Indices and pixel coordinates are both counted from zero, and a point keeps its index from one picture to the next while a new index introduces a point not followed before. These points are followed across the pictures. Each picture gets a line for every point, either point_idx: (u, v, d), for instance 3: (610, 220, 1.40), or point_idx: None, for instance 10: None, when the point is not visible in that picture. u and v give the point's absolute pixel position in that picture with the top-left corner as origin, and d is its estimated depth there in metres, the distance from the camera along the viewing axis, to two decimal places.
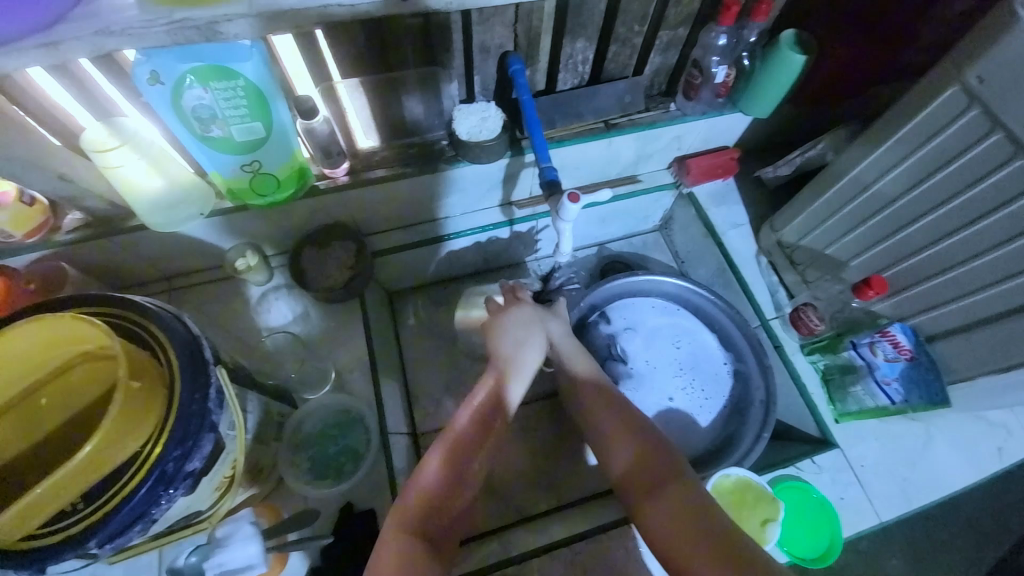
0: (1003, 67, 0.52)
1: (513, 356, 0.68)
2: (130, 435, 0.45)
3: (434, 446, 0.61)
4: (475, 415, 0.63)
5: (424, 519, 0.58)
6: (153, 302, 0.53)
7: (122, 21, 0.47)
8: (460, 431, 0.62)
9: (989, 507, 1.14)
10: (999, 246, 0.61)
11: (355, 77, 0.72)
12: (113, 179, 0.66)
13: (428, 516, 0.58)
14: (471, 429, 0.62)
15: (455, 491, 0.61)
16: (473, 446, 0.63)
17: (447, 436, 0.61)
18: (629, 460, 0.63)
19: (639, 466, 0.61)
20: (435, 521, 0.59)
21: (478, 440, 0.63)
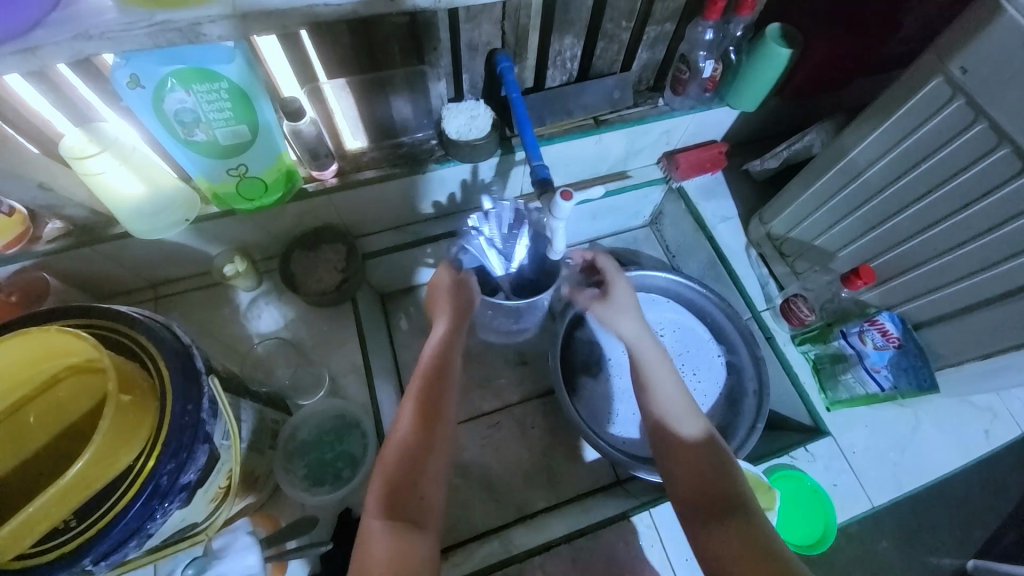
0: (987, 57, 0.54)
1: (466, 302, 0.74)
2: (122, 450, 0.44)
3: (402, 407, 0.63)
4: (429, 366, 0.66)
5: (396, 493, 0.57)
6: (141, 313, 0.52)
7: (100, 24, 0.46)
8: (419, 389, 0.65)
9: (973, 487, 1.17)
10: (982, 236, 0.63)
11: (342, 77, 0.71)
12: (94, 186, 0.65)
13: (401, 496, 0.57)
14: (427, 387, 0.65)
15: (428, 462, 0.60)
16: (437, 396, 0.65)
17: (409, 394, 0.65)
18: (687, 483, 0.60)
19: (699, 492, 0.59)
20: (412, 498, 0.58)
21: (439, 402, 0.65)
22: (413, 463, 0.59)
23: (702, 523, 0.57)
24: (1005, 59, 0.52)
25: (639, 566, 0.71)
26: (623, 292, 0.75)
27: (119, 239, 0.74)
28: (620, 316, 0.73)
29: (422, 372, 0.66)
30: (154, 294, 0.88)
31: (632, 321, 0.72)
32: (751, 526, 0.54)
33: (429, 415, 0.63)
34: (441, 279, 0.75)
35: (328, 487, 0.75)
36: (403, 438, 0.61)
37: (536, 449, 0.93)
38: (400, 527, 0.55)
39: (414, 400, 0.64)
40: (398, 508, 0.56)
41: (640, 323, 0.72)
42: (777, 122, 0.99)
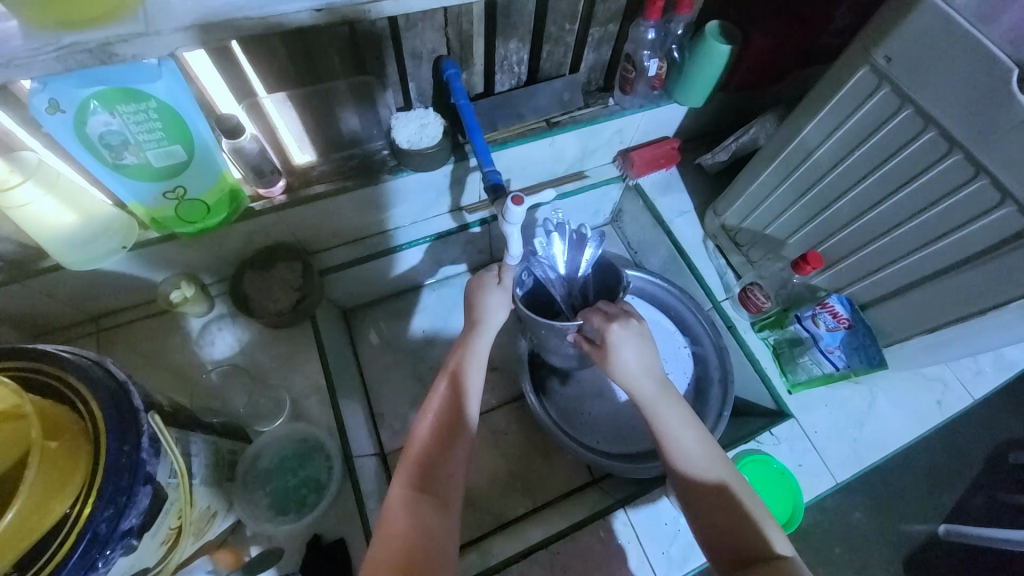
0: (907, 47, 0.57)
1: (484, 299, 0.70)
2: (55, 499, 0.41)
3: (396, 473, 0.58)
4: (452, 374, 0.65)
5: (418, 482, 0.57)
6: (70, 351, 0.49)
7: (7, 51, 0.43)
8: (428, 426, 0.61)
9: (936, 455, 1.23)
10: (915, 216, 0.65)
11: (282, 91, 0.69)
12: (17, 219, 0.61)
13: (427, 479, 0.58)
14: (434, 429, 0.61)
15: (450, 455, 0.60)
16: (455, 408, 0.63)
17: (407, 451, 0.60)
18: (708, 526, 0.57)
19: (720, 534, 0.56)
20: (441, 477, 0.59)
21: (455, 420, 0.62)
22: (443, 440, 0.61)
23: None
24: (924, 47, 0.55)
25: (617, 565, 0.71)
26: (621, 343, 0.62)
27: (50, 273, 0.70)
28: (618, 374, 0.63)
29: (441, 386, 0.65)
30: (96, 328, 0.83)
31: (629, 381, 0.62)
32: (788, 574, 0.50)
33: (455, 405, 0.63)
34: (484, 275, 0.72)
35: (294, 515, 0.72)
36: (421, 448, 0.60)
37: (511, 455, 0.92)
38: (427, 501, 0.56)
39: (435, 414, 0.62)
40: (428, 484, 0.57)
41: (638, 385, 0.62)
42: (725, 116, 1.02)
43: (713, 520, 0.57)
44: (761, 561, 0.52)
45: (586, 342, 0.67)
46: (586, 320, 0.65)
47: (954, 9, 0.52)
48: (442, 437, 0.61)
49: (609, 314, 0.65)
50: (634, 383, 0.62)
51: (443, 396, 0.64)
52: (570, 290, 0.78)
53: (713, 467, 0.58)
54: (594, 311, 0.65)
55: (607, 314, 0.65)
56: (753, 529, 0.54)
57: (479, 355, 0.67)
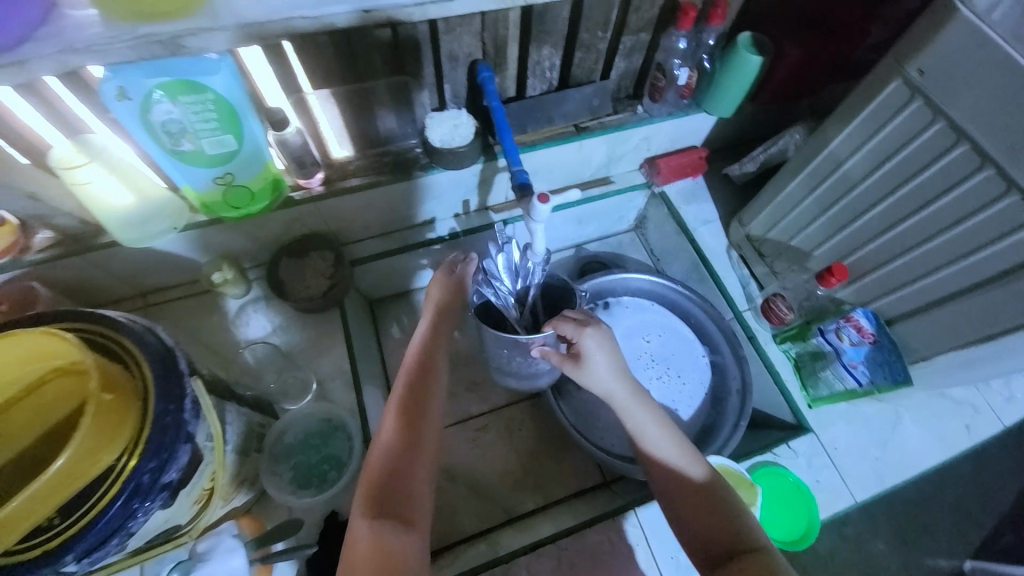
0: (940, 60, 0.56)
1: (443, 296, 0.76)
2: (103, 450, 0.44)
3: (373, 450, 0.60)
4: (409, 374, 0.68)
5: (380, 494, 0.56)
6: (126, 317, 0.54)
7: (85, 38, 0.47)
8: (393, 428, 0.62)
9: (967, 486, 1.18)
10: (945, 231, 0.65)
11: (326, 88, 0.74)
12: (83, 196, 0.66)
13: (382, 491, 0.56)
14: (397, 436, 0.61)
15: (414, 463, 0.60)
16: (414, 409, 0.64)
17: (391, 398, 0.66)
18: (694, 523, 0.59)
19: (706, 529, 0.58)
20: (401, 496, 0.56)
21: (413, 432, 0.62)
22: (405, 446, 0.61)
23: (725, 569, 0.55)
24: (958, 60, 0.55)
25: (625, 563, 0.72)
26: (592, 350, 0.62)
27: (106, 248, 0.76)
28: (592, 381, 0.64)
29: (400, 384, 0.67)
30: (143, 303, 0.88)
31: (603, 387, 0.63)
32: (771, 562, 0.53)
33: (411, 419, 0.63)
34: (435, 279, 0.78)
35: (313, 490, 0.75)
36: (390, 438, 0.61)
37: (524, 451, 0.93)
38: (391, 525, 0.53)
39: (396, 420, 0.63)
40: (388, 505, 0.55)
41: (612, 390, 0.63)
42: (754, 127, 1.02)
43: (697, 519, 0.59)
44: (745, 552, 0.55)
45: (554, 353, 0.66)
46: (556, 328, 0.64)
47: (989, 23, 0.52)
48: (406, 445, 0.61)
49: (580, 324, 0.63)
50: (610, 389, 0.63)
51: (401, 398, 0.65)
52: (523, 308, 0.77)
53: (695, 466, 0.62)
54: (565, 320, 0.63)
55: (578, 320, 0.64)
56: (732, 525, 0.57)
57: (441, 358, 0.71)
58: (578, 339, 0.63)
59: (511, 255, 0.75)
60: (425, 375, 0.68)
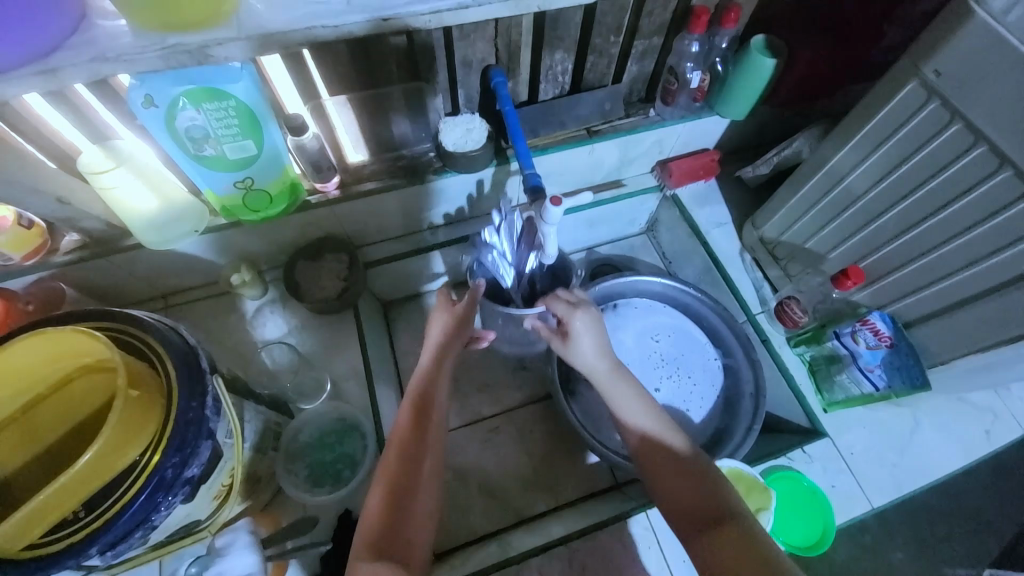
0: (958, 61, 0.56)
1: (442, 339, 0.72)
2: (129, 444, 0.46)
3: (391, 443, 0.63)
4: (408, 416, 0.65)
5: (379, 534, 0.56)
6: (152, 317, 0.55)
7: (116, 47, 0.48)
8: (393, 466, 0.62)
9: (989, 494, 1.15)
10: (964, 233, 0.64)
11: (343, 94, 0.75)
12: (109, 199, 0.69)
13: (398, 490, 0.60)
14: (406, 439, 0.63)
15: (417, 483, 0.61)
16: (411, 451, 0.63)
17: (410, 389, 0.68)
18: (671, 488, 0.59)
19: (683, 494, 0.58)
20: (396, 543, 0.56)
21: (409, 475, 0.61)
22: (409, 472, 0.61)
23: (700, 533, 0.54)
24: (976, 61, 0.54)
25: (636, 566, 0.71)
26: (581, 331, 0.68)
27: (131, 251, 0.78)
28: (576, 359, 0.69)
29: (403, 416, 0.66)
30: (164, 304, 0.91)
31: (587, 365, 0.68)
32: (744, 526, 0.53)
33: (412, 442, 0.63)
34: (433, 319, 0.74)
35: (328, 488, 0.76)
36: (403, 433, 0.64)
37: (535, 452, 0.93)
38: (388, 568, 0.53)
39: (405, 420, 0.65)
40: (386, 549, 0.55)
41: (595, 367, 0.67)
42: (767, 129, 1.02)
43: (673, 485, 0.59)
44: (720, 516, 0.54)
45: (545, 329, 0.73)
46: (549, 306, 0.71)
47: (1007, 24, 0.52)
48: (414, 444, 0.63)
49: (571, 303, 0.70)
50: (591, 367, 0.67)
51: (400, 438, 0.63)
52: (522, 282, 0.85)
53: (674, 436, 0.63)
54: (557, 298, 0.70)
55: (570, 301, 0.70)
56: (707, 491, 0.57)
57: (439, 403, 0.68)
58: (568, 317, 0.69)
59: (512, 225, 0.80)
60: (424, 419, 0.65)
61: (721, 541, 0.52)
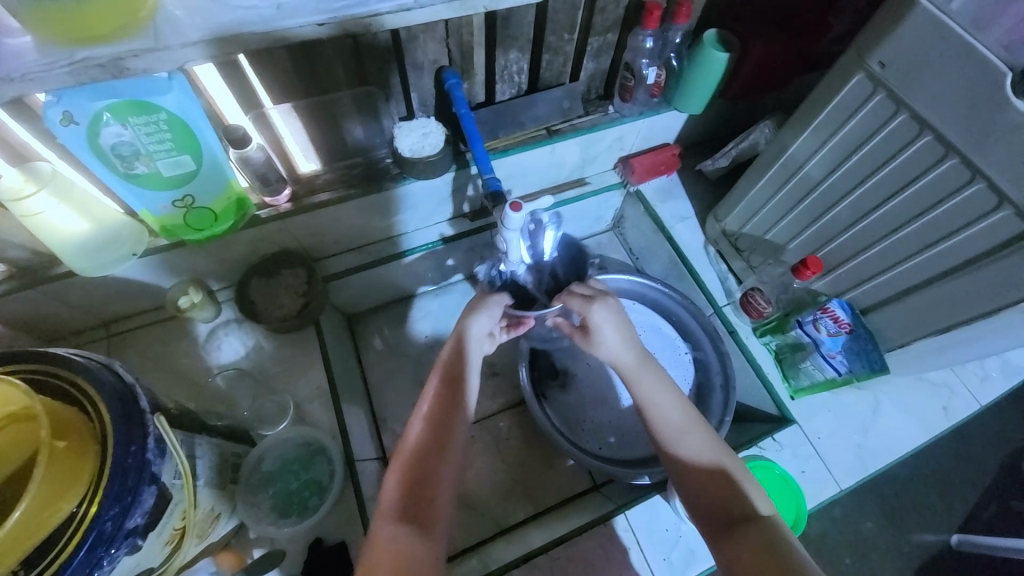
0: (901, 53, 0.57)
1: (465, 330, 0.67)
2: (63, 496, 0.42)
3: (390, 464, 0.60)
4: (438, 386, 0.65)
5: (404, 503, 0.56)
6: (81, 354, 0.51)
7: (21, 66, 0.44)
8: (393, 487, 0.57)
9: (947, 463, 1.21)
10: (913, 220, 0.66)
11: (288, 102, 0.71)
12: (33, 226, 0.63)
13: (409, 496, 0.57)
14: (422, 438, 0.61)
15: (432, 476, 0.59)
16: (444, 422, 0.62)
17: (401, 447, 0.61)
18: (700, 485, 0.59)
19: (711, 492, 0.58)
20: (423, 497, 0.57)
21: (440, 441, 0.61)
22: (422, 473, 0.59)
23: (729, 534, 0.55)
24: (917, 53, 0.56)
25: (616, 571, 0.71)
26: (599, 325, 0.65)
27: (64, 279, 0.72)
28: (602, 350, 0.67)
29: (394, 471, 0.59)
30: (107, 333, 0.85)
31: (613, 354, 0.66)
32: (774, 532, 0.53)
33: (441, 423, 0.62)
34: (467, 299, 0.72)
35: (296, 518, 0.73)
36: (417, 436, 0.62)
37: (512, 460, 0.92)
38: (410, 529, 0.54)
39: (423, 422, 0.63)
40: (410, 509, 0.56)
41: (621, 357, 0.66)
42: (725, 122, 1.03)
43: (699, 483, 0.60)
44: (748, 520, 0.54)
45: (566, 323, 0.70)
46: (565, 304, 0.67)
47: (948, 15, 0.53)
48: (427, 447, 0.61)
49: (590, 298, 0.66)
50: (618, 355, 0.66)
51: (430, 409, 0.64)
52: (540, 276, 0.80)
53: (699, 434, 0.62)
54: (573, 295, 0.66)
55: (585, 295, 0.66)
56: (737, 494, 0.57)
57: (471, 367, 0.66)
58: (587, 314, 0.65)
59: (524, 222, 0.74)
60: (455, 388, 0.64)
61: (747, 545, 0.52)
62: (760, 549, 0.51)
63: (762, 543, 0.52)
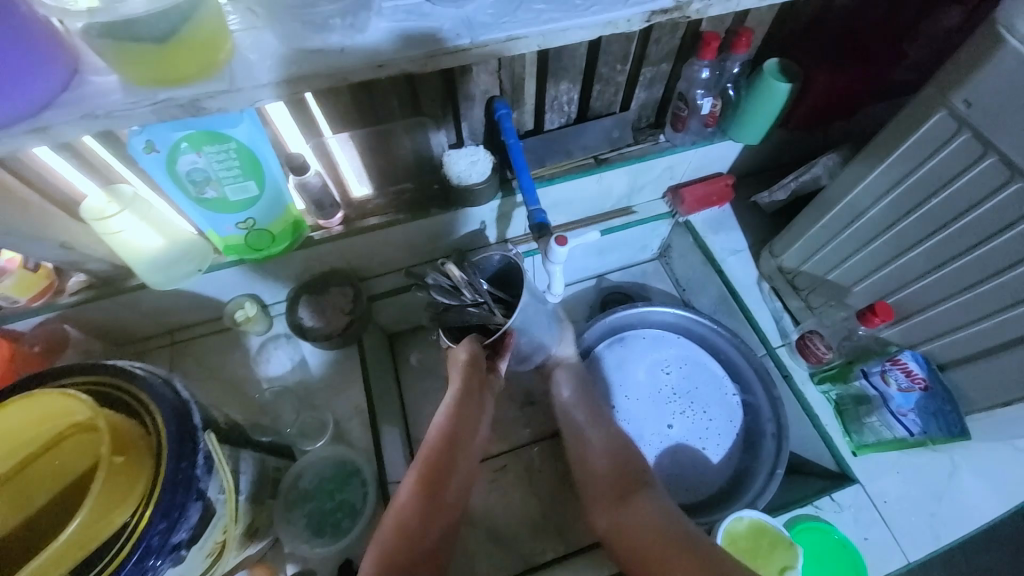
0: (991, 92, 0.52)
1: (466, 383, 0.70)
2: (114, 510, 0.44)
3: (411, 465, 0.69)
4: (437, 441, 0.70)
5: (401, 531, 0.64)
6: (142, 368, 0.54)
7: (106, 104, 0.47)
8: (405, 499, 0.67)
9: (1023, 526, 1.10)
10: (1004, 272, 0.59)
11: (345, 132, 0.75)
12: (115, 244, 0.68)
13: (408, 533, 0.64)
14: (419, 481, 0.68)
15: (429, 525, 0.66)
16: (443, 462, 0.70)
17: (420, 455, 0.70)
18: (604, 470, 0.75)
19: (612, 475, 0.74)
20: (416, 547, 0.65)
21: (435, 490, 0.68)
22: (420, 519, 0.66)
23: (621, 504, 0.70)
24: (1008, 94, 0.51)
25: None
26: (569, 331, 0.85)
27: (135, 291, 0.78)
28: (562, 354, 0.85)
29: (412, 474, 0.68)
30: (170, 341, 0.91)
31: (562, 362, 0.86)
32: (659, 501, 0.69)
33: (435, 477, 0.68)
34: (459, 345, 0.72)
35: (328, 538, 0.74)
36: (423, 461, 0.69)
37: (544, 495, 0.89)
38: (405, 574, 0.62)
39: (423, 462, 0.69)
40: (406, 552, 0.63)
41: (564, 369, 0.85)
42: (784, 152, 0.98)
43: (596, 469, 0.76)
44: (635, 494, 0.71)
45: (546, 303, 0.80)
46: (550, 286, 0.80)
47: None
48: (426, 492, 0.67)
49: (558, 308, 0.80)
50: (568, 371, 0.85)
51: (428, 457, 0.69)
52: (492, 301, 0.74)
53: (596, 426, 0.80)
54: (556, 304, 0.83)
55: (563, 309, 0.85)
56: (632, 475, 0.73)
57: (464, 422, 0.72)
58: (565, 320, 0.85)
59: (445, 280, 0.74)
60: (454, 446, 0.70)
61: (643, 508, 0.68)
62: (648, 513, 0.68)
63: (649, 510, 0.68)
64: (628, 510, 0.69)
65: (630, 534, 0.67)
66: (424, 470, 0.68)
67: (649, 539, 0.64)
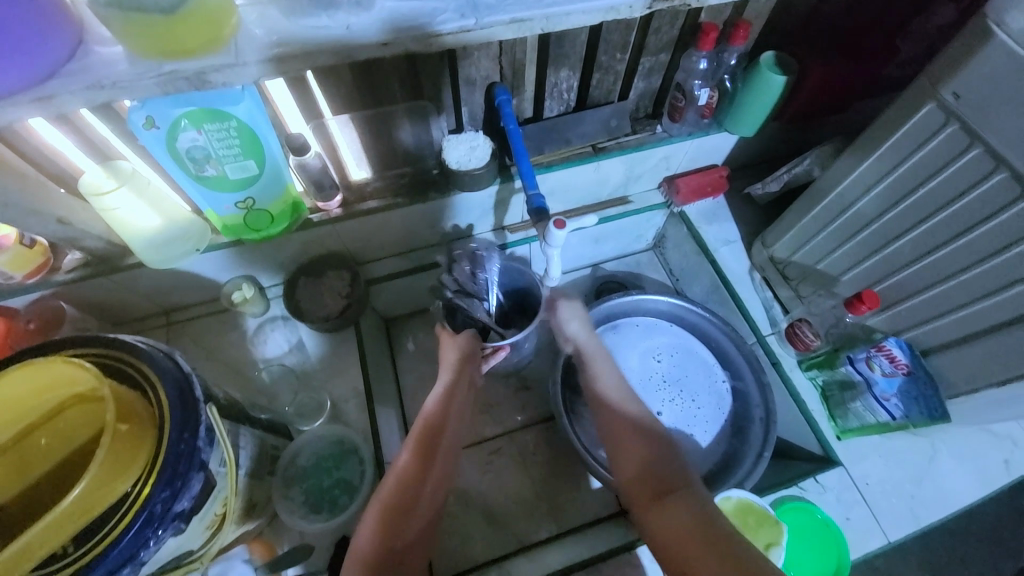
0: (977, 85, 0.54)
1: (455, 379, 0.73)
2: (118, 478, 0.44)
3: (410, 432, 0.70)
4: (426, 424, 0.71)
5: (397, 495, 0.65)
6: (144, 341, 0.54)
7: (111, 74, 0.47)
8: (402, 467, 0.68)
9: (1001, 513, 1.14)
10: (985, 260, 0.62)
11: (346, 114, 0.75)
12: (112, 220, 0.68)
13: (401, 499, 0.65)
14: (415, 451, 0.69)
15: (421, 491, 0.68)
16: (438, 437, 0.71)
17: (417, 425, 0.71)
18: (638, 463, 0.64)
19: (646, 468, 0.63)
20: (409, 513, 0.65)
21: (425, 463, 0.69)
22: (409, 488, 0.66)
23: (656, 504, 0.59)
24: (995, 87, 0.52)
25: None
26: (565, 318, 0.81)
27: (132, 269, 0.78)
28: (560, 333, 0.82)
29: (409, 444, 0.70)
30: (167, 321, 0.91)
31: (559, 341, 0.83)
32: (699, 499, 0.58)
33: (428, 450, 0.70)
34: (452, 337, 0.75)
35: (326, 514, 0.75)
36: (417, 433, 0.70)
37: (537, 477, 0.91)
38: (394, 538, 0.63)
39: (417, 436, 0.70)
40: (396, 517, 0.64)
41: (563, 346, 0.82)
42: (778, 145, 1.00)
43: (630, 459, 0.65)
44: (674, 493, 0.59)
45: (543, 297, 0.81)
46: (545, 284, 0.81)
47: None
48: (421, 460, 0.69)
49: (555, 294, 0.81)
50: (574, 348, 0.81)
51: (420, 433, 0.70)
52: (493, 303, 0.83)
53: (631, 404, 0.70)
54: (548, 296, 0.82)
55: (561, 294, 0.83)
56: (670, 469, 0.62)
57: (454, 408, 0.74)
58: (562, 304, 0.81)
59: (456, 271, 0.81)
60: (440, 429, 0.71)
61: (678, 514, 0.57)
62: (685, 512, 0.57)
63: (689, 510, 0.57)
64: (660, 512, 0.58)
65: (666, 538, 0.56)
66: (419, 442, 0.69)
67: (685, 542, 0.54)
